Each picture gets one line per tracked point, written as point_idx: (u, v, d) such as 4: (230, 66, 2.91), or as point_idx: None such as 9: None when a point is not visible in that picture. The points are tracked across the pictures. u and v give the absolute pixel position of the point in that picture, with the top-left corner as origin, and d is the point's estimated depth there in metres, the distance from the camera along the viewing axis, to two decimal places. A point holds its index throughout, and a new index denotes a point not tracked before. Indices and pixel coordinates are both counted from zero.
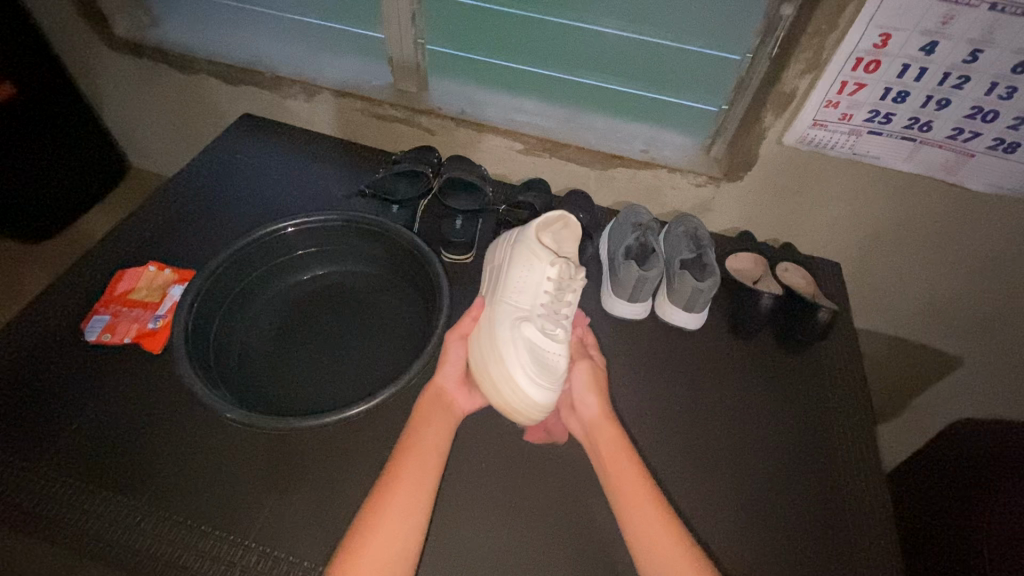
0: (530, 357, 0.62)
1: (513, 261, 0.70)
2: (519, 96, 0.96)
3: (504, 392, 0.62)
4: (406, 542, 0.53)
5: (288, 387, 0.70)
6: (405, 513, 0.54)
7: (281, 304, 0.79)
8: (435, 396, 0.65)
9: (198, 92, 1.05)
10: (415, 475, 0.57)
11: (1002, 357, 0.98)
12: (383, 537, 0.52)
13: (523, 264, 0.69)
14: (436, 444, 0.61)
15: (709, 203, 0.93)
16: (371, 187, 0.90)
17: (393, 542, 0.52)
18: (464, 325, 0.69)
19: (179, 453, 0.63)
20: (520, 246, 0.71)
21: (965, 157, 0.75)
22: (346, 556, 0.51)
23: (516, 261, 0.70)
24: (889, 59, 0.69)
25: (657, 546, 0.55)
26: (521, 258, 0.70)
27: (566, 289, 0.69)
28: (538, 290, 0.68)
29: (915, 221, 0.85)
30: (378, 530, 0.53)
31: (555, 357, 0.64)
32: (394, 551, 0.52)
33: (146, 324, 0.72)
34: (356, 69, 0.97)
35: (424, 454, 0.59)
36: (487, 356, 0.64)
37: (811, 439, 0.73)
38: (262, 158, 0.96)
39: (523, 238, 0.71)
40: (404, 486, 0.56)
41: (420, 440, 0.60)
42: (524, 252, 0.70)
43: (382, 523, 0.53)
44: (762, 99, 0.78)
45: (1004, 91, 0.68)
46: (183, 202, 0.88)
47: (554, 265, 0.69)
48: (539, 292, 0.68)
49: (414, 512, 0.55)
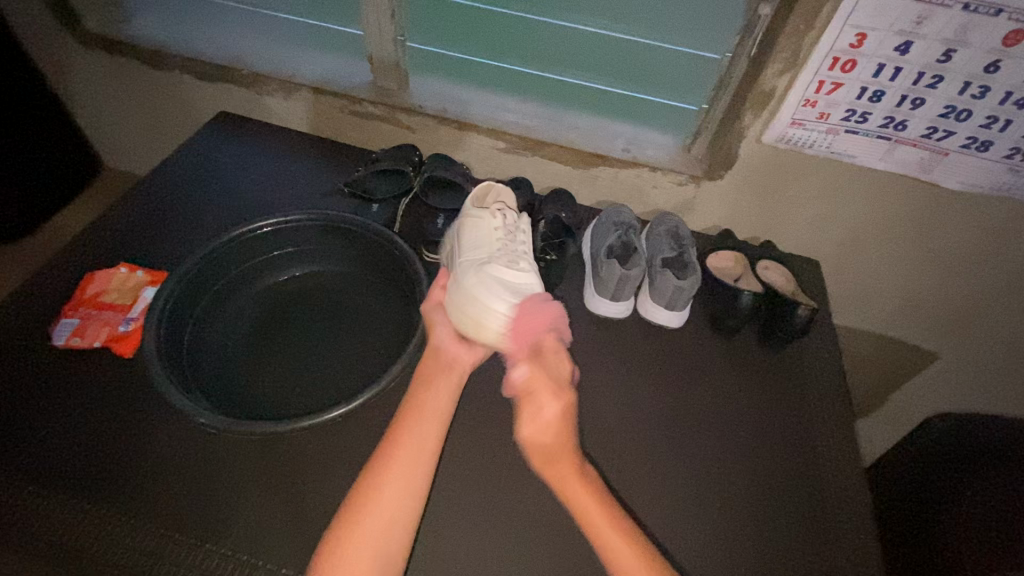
0: (506, 290, 0.64)
1: (463, 228, 0.72)
2: (501, 94, 0.95)
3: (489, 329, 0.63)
4: (402, 516, 0.55)
5: (267, 390, 0.69)
6: (403, 487, 0.56)
7: (257, 307, 0.77)
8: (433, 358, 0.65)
9: (173, 90, 1.02)
10: (414, 444, 0.58)
11: (974, 348, 1.01)
12: (380, 510, 0.54)
13: (473, 225, 0.71)
14: (437, 411, 0.61)
15: (691, 202, 0.93)
16: (350, 185, 0.88)
17: (389, 516, 0.54)
18: (436, 295, 0.70)
19: (153, 459, 0.61)
20: (466, 214, 0.73)
21: (939, 155, 0.76)
22: (343, 529, 0.53)
23: (464, 229, 0.72)
24: (865, 59, 0.69)
25: (616, 552, 0.55)
26: (468, 224, 0.72)
27: (516, 232, 0.71)
28: (490, 236, 0.70)
29: (891, 218, 0.86)
30: (374, 505, 0.54)
31: (524, 284, 0.65)
32: (388, 526, 0.54)
33: (117, 328, 0.70)
34: (335, 66, 0.96)
35: (425, 421, 0.60)
36: (465, 309, 0.64)
37: (793, 434, 0.74)
38: (239, 156, 0.94)
39: (466, 208, 0.74)
40: (402, 457, 0.57)
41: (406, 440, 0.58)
42: (471, 218, 0.72)
43: (378, 494, 0.55)
44: (742, 98, 0.78)
45: (977, 91, 0.69)
46: (157, 201, 0.86)
47: (496, 215, 0.71)
48: (492, 239, 0.70)
49: (413, 484, 0.56)
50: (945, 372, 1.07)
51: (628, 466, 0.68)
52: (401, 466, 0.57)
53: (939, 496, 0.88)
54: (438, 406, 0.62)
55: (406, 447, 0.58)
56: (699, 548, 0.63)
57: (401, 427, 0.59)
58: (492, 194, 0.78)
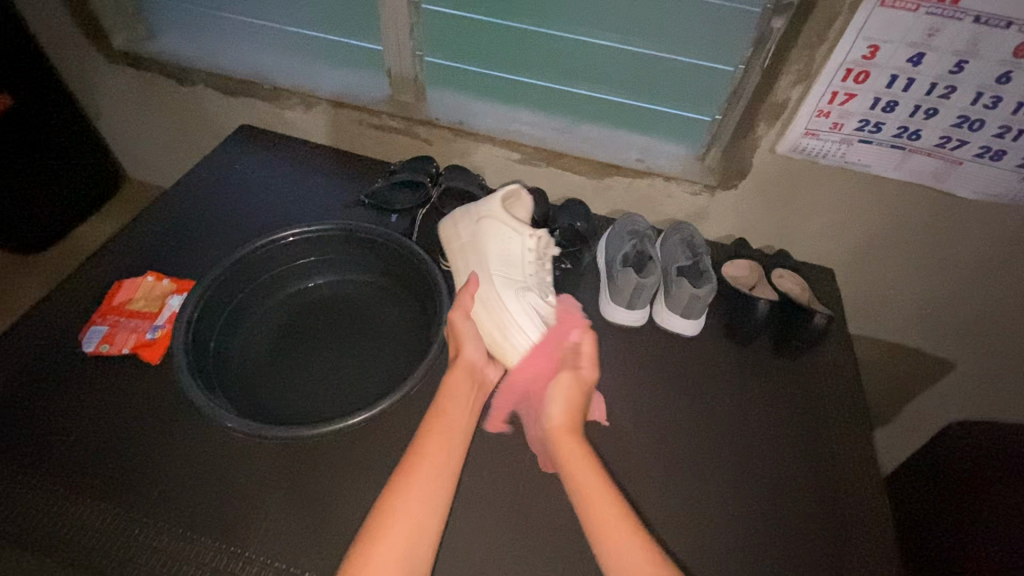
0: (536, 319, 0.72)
1: (494, 239, 0.74)
2: (516, 106, 0.97)
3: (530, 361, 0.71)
4: (431, 517, 0.56)
5: (290, 396, 0.70)
6: (431, 492, 0.57)
7: (281, 313, 0.79)
8: (464, 371, 0.67)
9: (196, 103, 1.05)
10: (442, 449, 0.61)
11: (990, 358, 1.00)
12: (410, 511, 0.55)
13: (506, 240, 0.73)
14: (461, 424, 0.64)
15: (704, 212, 0.94)
16: (368, 196, 0.90)
17: (422, 518, 0.55)
18: (464, 303, 0.72)
19: (180, 462, 0.62)
20: (497, 222, 0.74)
21: (953, 165, 0.77)
22: (373, 529, 0.54)
23: (497, 240, 0.74)
24: (878, 70, 0.70)
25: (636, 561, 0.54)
26: (500, 236, 0.73)
27: (543, 257, 0.76)
28: (526, 258, 0.74)
29: (905, 227, 0.86)
30: (404, 506, 0.55)
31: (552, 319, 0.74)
32: (421, 527, 0.55)
33: (144, 335, 0.72)
34: (355, 80, 0.98)
35: (450, 431, 0.62)
36: (495, 331, 0.71)
37: (809, 443, 0.74)
38: (260, 168, 0.96)
39: (497, 216, 0.74)
40: (433, 456, 0.60)
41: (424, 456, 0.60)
42: (502, 228, 0.73)
43: (410, 496, 0.56)
44: (754, 109, 0.80)
45: (990, 101, 0.69)
46: (181, 212, 0.88)
47: (532, 238, 0.73)
48: (524, 263, 0.74)
49: (435, 497, 0.57)
50: (961, 381, 1.06)
51: (646, 472, 0.69)
52: (428, 474, 0.58)
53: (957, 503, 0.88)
54: (460, 418, 0.64)
55: (435, 456, 0.60)
56: (714, 552, 0.63)
57: (426, 436, 0.61)
58: (518, 197, 0.77)
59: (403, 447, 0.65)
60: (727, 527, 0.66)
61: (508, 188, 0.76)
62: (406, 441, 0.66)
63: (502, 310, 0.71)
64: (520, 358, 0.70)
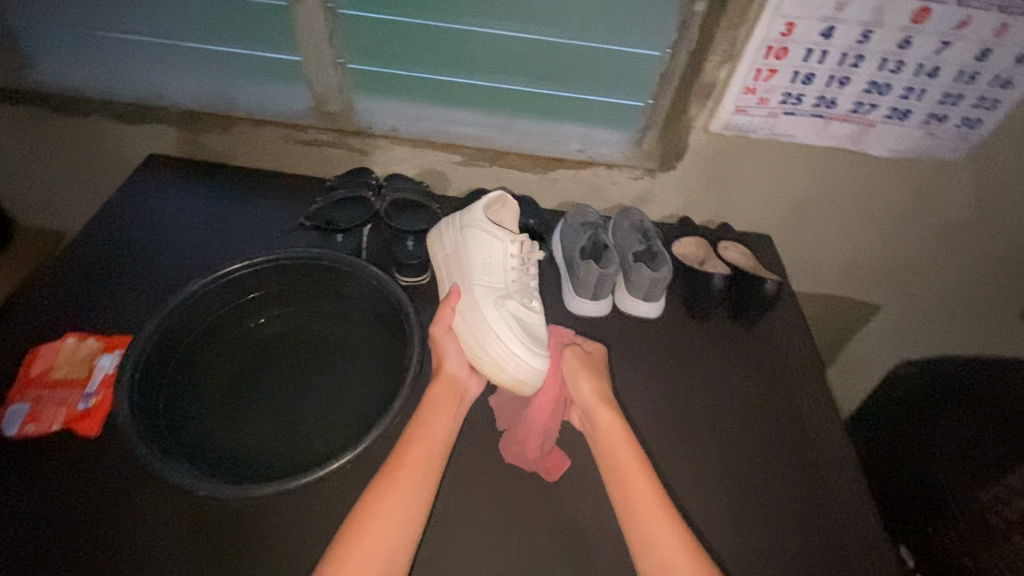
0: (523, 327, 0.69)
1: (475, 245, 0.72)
2: (449, 108, 0.94)
3: (509, 369, 0.67)
4: (410, 520, 0.55)
5: (260, 446, 0.65)
6: (411, 497, 0.56)
7: (234, 355, 0.72)
8: (448, 384, 0.67)
9: (90, 137, 0.94)
10: (424, 453, 0.60)
11: (910, 295, 1.11)
12: (388, 515, 0.54)
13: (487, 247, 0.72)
14: (445, 428, 0.63)
15: (648, 195, 0.97)
16: (310, 218, 0.84)
17: (398, 523, 0.54)
18: (446, 317, 0.70)
19: (146, 540, 0.56)
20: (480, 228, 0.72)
21: (867, 127, 0.83)
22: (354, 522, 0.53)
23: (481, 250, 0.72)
24: (795, 46, 0.74)
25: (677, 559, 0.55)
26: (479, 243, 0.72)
27: (529, 262, 0.74)
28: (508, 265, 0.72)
29: (831, 188, 0.93)
30: (377, 518, 0.54)
31: (539, 328, 0.71)
32: (396, 531, 0.54)
33: (76, 406, 0.64)
34: (273, 93, 0.91)
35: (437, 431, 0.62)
36: (482, 340, 0.68)
37: (777, 403, 0.78)
38: (181, 202, 0.88)
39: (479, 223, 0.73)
40: (417, 456, 0.59)
41: (409, 453, 0.59)
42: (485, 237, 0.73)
43: (386, 502, 0.55)
44: (686, 91, 0.82)
45: (894, 65, 0.75)
46: (96, 262, 0.79)
47: (513, 243, 0.71)
48: (506, 270, 0.72)
49: (414, 497, 0.56)
50: (889, 320, 1.17)
51: None
52: (410, 481, 0.57)
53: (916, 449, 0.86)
54: (444, 423, 0.63)
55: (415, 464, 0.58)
56: (710, 524, 0.66)
57: (410, 439, 0.60)
58: (503, 202, 0.76)
59: None
60: (718, 497, 0.68)
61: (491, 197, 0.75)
62: None
63: (487, 319, 0.69)
64: (512, 367, 0.67)
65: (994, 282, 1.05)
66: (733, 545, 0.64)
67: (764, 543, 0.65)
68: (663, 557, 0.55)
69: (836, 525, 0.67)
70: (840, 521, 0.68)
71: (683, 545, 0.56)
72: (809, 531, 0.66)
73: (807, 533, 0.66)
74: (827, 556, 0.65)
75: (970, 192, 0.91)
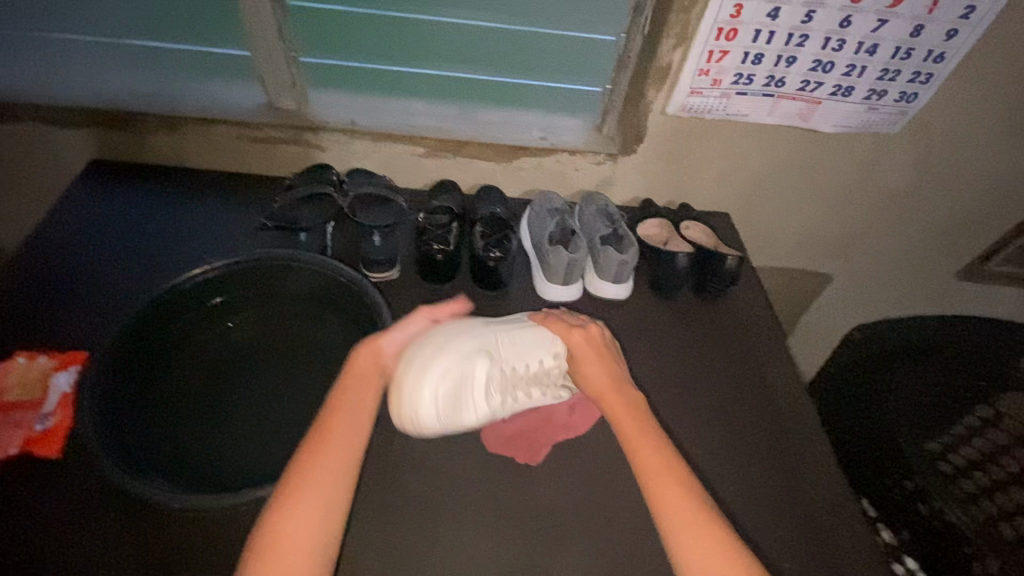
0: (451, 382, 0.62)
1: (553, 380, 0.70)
2: (406, 98, 0.94)
3: (412, 377, 0.61)
4: (334, 500, 0.53)
5: (236, 456, 0.64)
6: (332, 477, 0.54)
7: (201, 365, 0.70)
8: (371, 354, 0.63)
9: (20, 144, 0.87)
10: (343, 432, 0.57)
11: (859, 263, 1.17)
12: (311, 500, 0.52)
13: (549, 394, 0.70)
14: (365, 402, 0.60)
15: (611, 179, 0.98)
16: (270, 218, 0.82)
17: (320, 507, 0.52)
18: (439, 311, 0.68)
19: (120, 559, 0.54)
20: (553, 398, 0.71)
21: (814, 104, 0.86)
22: (278, 511, 0.51)
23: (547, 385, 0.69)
24: (744, 27, 0.77)
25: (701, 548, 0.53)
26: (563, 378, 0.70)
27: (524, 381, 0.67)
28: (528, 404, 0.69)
29: (784, 165, 0.96)
30: (302, 502, 0.52)
31: (460, 408, 0.63)
32: (319, 516, 0.52)
33: (33, 428, 0.61)
34: (220, 91, 0.88)
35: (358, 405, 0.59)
36: (429, 343, 0.63)
37: (745, 373, 0.81)
38: (132, 209, 0.84)
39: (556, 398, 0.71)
40: (342, 429, 0.57)
41: (332, 430, 0.57)
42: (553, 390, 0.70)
43: (308, 485, 0.53)
44: (643, 75, 0.84)
45: (836, 44, 0.79)
46: (42, 278, 0.75)
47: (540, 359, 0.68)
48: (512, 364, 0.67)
49: (342, 473, 0.55)
50: (842, 288, 1.23)
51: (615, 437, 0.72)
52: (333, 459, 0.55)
53: (862, 403, 0.88)
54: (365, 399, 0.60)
55: (336, 443, 0.56)
56: None
57: (328, 419, 0.58)
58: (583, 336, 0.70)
59: None
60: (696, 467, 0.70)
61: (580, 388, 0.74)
62: None
63: (449, 344, 0.63)
64: (409, 380, 0.61)
65: (934, 244, 1.13)
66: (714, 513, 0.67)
67: (740, 508, 0.68)
68: (684, 537, 0.54)
69: (806, 484, 0.71)
70: (810, 479, 0.71)
71: (703, 524, 0.55)
72: (782, 492, 0.70)
73: (780, 495, 0.69)
74: (798, 512, 0.68)
75: (910, 161, 0.97)
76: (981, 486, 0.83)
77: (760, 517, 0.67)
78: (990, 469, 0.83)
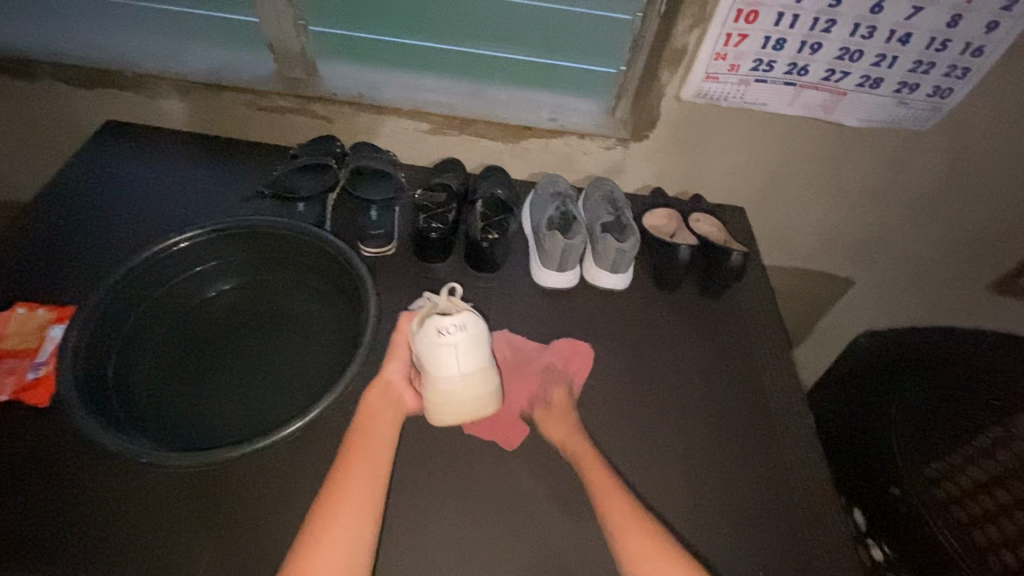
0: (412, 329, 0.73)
1: (426, 344, 0.62)
2: (417, 74, 0.92)
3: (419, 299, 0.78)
4: (361, 531, 0.54)
5: (211, 416, 0.65)
6: (358, 511, 0.55)
7: (185, 327, 0.72)
8: (382, 389, 0.65)
9: (42, 102, 0.90)
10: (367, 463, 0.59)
11: (882, 268, 1.12)
12: (339, 531, 0.53)
13: (439, 355, 0.61)
14: (387, 437, 0.62)
15: (621, 166, 0.95)
16: (270, 186, 0.83)
17: (348, 541, 0.53)
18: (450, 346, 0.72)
19: (91, 507, 0.56)
20: (450, 351, 0.62)
21: (839, 96, 0.81)
22: (308, 541, 0.52)
23: (428, 356, 0.62)
24: (766, 9, 0.72)
25: None
26: (429, 327, 0.62)
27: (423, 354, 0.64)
28: (451, 383, 0.62)
29: (804, 159, 0.92)
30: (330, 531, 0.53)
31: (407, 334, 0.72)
32: (347, 548, 0.52)
33: (25, 376, 0.62)
34: (232, 58, 0.88)
35: (376, 431, 0.62)
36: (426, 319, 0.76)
37: (743, 373, 0.78)
38: (139, 171, 0.86)
39: (452, 348, 0.62)
40: (361, 456, 0.59)
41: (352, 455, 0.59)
42: (437, 347, 0.61)
43: (337, 516, 0.54)
44: (657, 58, 0.80)
45: (866, 31, 0.74)
46: (49, 233, 0.77)
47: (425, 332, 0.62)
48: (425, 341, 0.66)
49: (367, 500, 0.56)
50: (862, 293, 1.18)
51: (600, 430, 0.70)
52: (359, 483, 0.57)
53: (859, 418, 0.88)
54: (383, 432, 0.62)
55: (359, 478, 0.57)
56: (671, 490, 0.66)
57: (350, 454, 0.59)
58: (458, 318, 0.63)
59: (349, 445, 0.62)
60: (681, 466, 0.68)
61: (463, 313, 0.63)
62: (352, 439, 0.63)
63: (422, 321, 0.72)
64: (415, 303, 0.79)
65: (964, 253, 1.06)
66: (695, 514, 0.65)
67: (722, 510, 0.66)
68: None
69: (795, 492, 0.68)
70: (800, 487, 0.68)
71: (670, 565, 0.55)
72: (769, 498, 0.67)
73: (767, 501, 0.67)
74: (782, 521, 0.66)
75: (942, 162, 0.91)
76: (987, 510, 0.74)
77: (743, 521, 0.65)
78: (995, 492, 0.77)
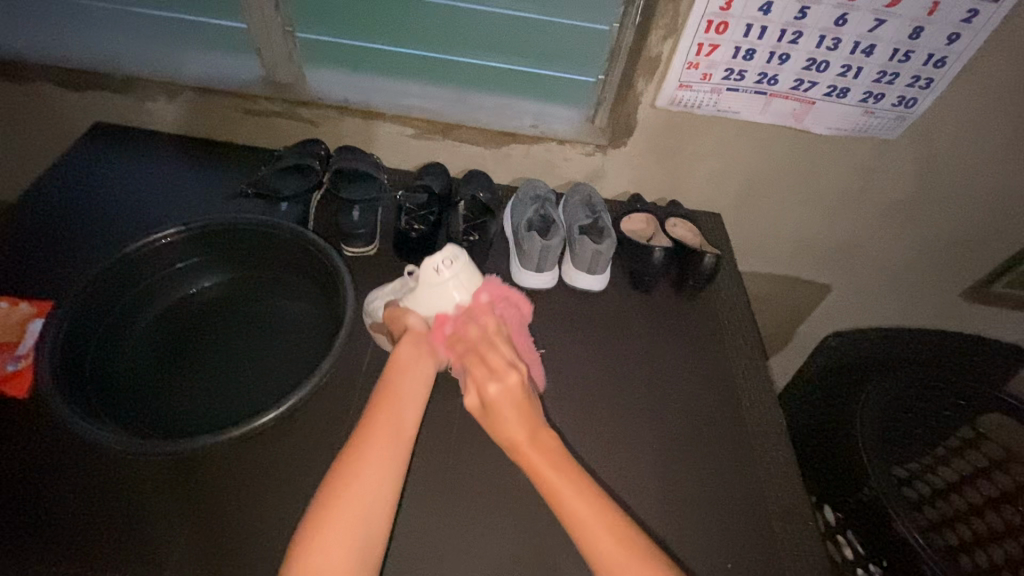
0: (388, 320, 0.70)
1: (429, 292, 0.66)
2: (400, 80, 0.94)
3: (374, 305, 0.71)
4: (382, 496, 0.54)
5: (186, 409, 0.65)
6: (375, 486, 0.54)
7: (166, 323, 0.73)
8: (412, 345, 0.64)
9: (32, 103, 0.91)
10: (393, 422, 0.58)
11: (856, 275, 1.15)
12: (360, 490, 0.53)
13: (444, 293, 0.66)
14: (415, 394, 0.61)
15: (601, 172, 0.97)
16: (253, 186, 0.84)
17: (370, 498, 0.53)
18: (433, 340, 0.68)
19: (63, 495, 0.56)
20: (454, 286, 0.66)
21: (808, 105, 0.84)
22: (331, 492, 0.53)
23: (434, 301, 0.66)
24: (735, 21, 0.76)
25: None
26: (426, 274, 0.66)
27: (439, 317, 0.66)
28: (467, 316, 0.66)
29: (778, 166, 0.94)
30: (345, 504, 0.52)
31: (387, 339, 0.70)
32: (368, 508, 0.52)
33: (5, 367, 0.63)
34: (220, 63, 0.90)
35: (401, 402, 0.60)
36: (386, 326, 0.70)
37: (716, 373, 0.80)
38: (125, 170, 0.87)
39: (453, 282, 0.66)
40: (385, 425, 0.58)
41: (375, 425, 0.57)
42: (442, 286, 0.66)
43: (364, 471, 0.54)
44: (632, 67, 0.83)
45: (831, 43, 0.77)
46: (35, 228, 0.78)
47: (440, 279, 0.66)
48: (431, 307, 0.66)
49: (387, 473, 0.55)
50: (838, 299, 1.21)
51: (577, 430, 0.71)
52: (380, 455, 0.55)
53: (830, 419, 0.87)
54: (415, 391, 0.61)
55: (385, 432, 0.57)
56: (642, 489, 0.67)
57: (372, 423, 0.58)
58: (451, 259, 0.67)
59: (324, 439, 0.63)
60: (654, 463, 0.69)
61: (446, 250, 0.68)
62: (327, 434, 0.64)
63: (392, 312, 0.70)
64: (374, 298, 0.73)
65: (941, 259, 1.09)
66: (663, 509, 0.66)
67: (692, 507, 0.67)
68: None
69: (764, 489, 0.69)
70: (768, 483, 0.70)
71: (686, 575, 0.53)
72: (739, 494, 0.68)
73: (737, 497, 0.68)
74: (751, 515, 0.67)
75: (910, 171, 0.94)
76: (958, 509, 0.83)
77: (713, 517, 0.66)
78: (966, 491, 0.84)
